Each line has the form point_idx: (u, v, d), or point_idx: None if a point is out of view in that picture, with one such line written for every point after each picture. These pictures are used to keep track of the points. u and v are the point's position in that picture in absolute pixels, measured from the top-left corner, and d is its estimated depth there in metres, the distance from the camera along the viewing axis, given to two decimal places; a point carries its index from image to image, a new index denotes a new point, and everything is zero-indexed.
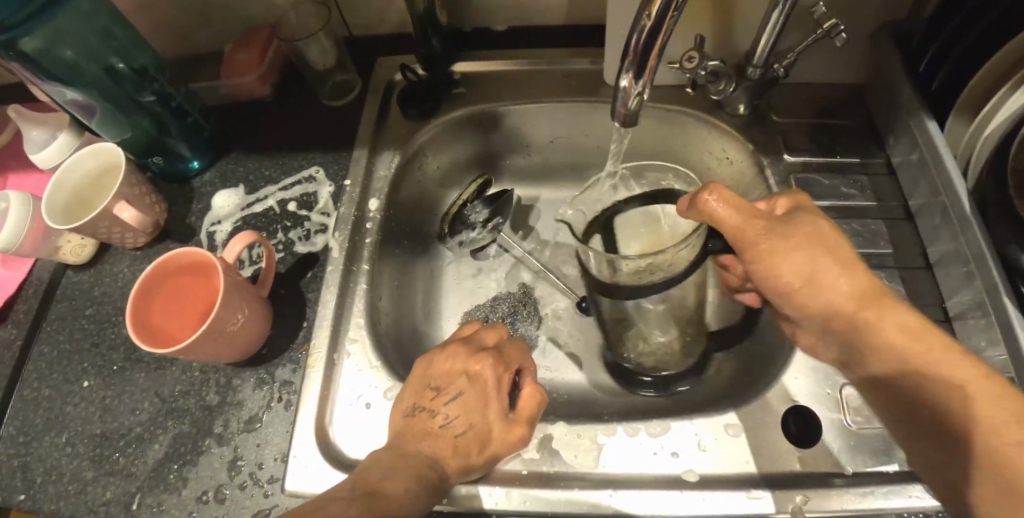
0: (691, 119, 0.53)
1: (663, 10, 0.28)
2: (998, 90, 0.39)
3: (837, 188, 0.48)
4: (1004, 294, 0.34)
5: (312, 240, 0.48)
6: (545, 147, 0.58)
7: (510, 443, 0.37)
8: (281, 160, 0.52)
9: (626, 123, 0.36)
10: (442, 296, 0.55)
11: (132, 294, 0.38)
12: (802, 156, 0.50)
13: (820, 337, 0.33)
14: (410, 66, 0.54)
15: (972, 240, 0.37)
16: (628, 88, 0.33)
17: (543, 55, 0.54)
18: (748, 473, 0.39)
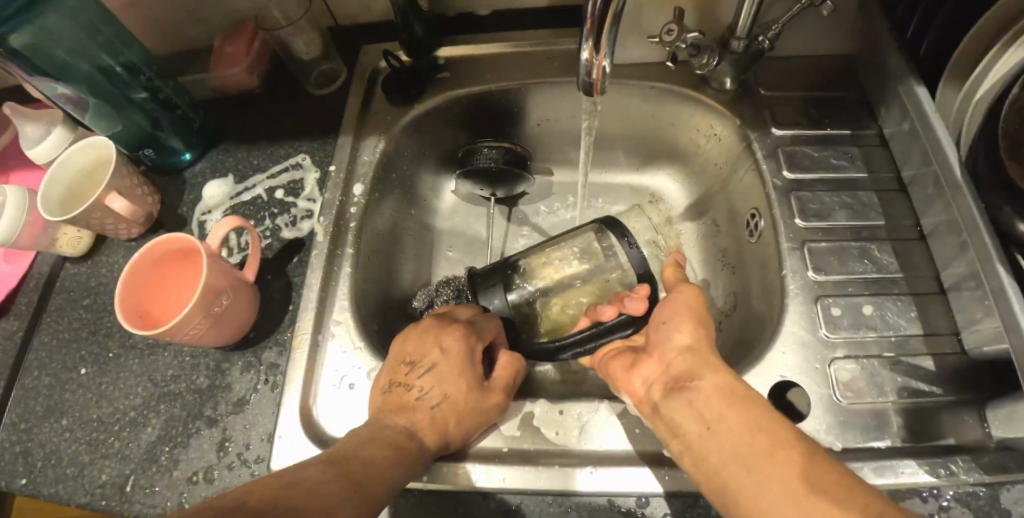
0: (676, 96, 0.51)
1: None
2: (988, 53, 0.40)
3: (830, 161, 0.49)
4: (998, 261, 0.36)
5: (299, 225, 0.49)
6: (532, 130, 0.57)
7: (488, 411, 0.37)
8: (269, 150, 0.53)
9: (597, 94, 0.35)
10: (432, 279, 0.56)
11: (122, 279, 0.41)
12: (797, 130, 0.49)
13: (669, 365, 0.37)
14: (393, 52, 0.53)
15: (966, 210, 0.39)
16: (591, 60, 0.32)
17: (526, 36, 0.54)
18: None
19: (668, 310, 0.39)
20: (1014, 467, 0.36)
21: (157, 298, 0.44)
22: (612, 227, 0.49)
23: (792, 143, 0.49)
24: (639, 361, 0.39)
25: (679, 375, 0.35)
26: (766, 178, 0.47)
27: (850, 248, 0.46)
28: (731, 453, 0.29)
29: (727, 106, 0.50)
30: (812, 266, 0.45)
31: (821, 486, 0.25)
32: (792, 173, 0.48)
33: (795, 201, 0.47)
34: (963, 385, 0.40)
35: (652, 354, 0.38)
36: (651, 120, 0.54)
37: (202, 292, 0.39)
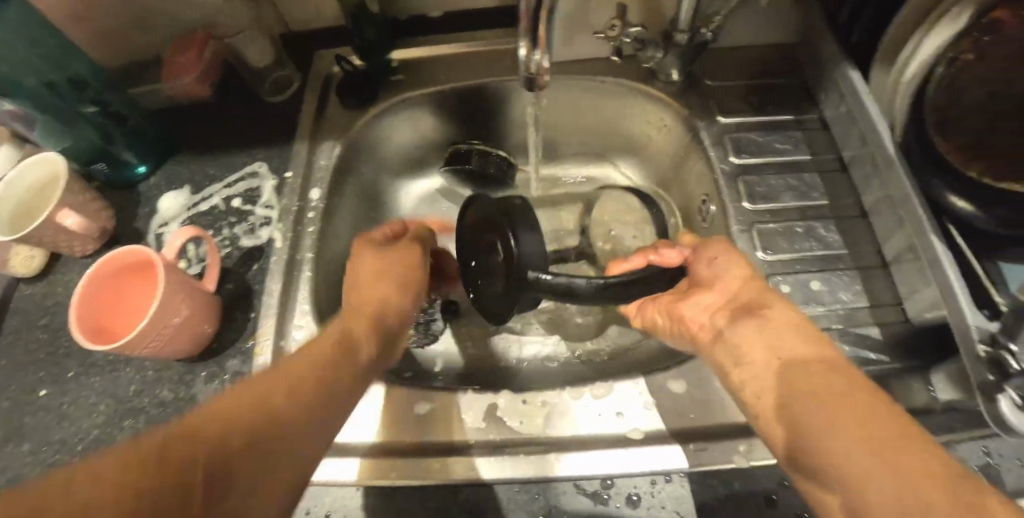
0: (626, 90, 0.53)
1: None
2: (912, 37, 0.43)
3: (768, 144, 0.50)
4: (931, 232, 0.38)
5: (257, 232, 0.49)
6: (487, 129, 0.58)
7: (405, 252, 0.41)
8: (225, 159, 0.53)
9: (535, 90, 0.37)
10: None
11: (75, 299, 0.40)
12: (739, 115, 0.51)
13: (727, 304, 0.38)
14: (346, 56, 0.54)
15: (898, 185, 0.41)
16: (527, 56, 0.34)
17: (478, 36, 0.55)
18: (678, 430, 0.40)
19: (717, 252, 0.40)
20: (957, 426, 0.38)
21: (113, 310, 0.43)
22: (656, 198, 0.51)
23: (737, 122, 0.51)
24: (697, 297, 0.40)
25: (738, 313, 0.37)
26: (714, 165, 0.49)
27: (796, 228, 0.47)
28: (804, 383, 0.30)
29: (675, 96, 0.51)
30: (760, 248, 0.46)
31: (877, 431, 0.25)
32: (738, 158, 0.49)
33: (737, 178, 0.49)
34: (905, 353, 0.42)
35: (709, 285, 0.40)
36: (603, 114, 0.56)
37: (158, 304, 0.38)
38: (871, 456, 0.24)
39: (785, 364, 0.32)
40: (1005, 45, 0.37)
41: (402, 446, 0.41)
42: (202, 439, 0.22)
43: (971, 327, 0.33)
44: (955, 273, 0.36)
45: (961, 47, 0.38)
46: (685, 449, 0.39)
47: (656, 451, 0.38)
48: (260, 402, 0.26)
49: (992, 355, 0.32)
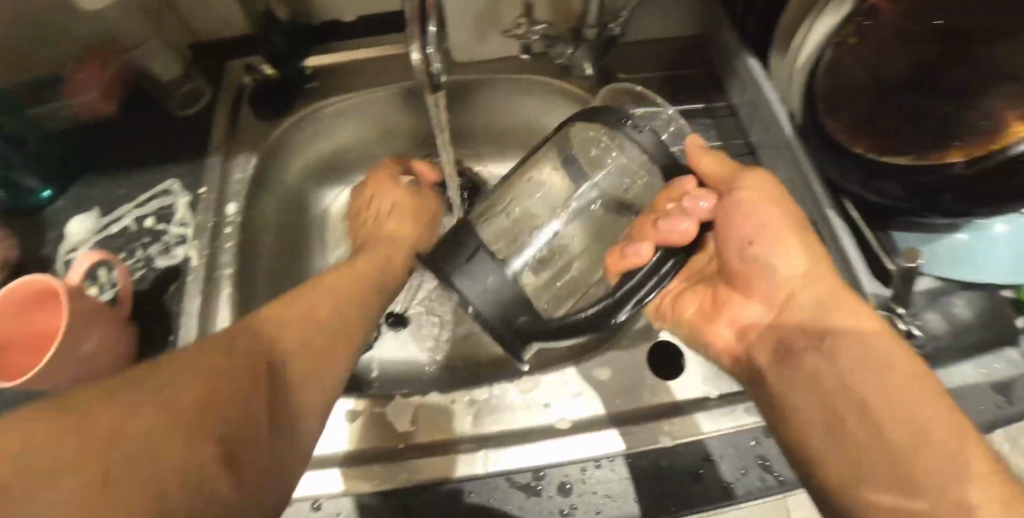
0: (541, 87, 0.54)
1: None
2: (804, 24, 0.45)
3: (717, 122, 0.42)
4: (829, 211, 0.41)
5: (172, 251, 0.47)
6: (409, 133, 0.58)
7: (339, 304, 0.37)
8: (135, 178, 0.51)
9: (433, 91, 0.39)
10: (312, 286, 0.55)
11: None
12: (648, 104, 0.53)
13: (791, 291, 0.34)
14: (257, 66, 0.53)
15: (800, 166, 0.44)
16: (419, 59, 0.36)
17: (391, 40, 0.54)
18: (598, 415, 0.42)
19: (755, 209, 0.34)
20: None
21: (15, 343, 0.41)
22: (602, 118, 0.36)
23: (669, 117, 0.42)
24: (761, 273, 0.35)
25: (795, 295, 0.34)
26: None
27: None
28: (845, 395, 0.30)
29: (591, 91, 0.52)
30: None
31: (908, 424, 0.27)
32: None
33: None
34: None
35: (761, 270, 0.35)
36: (522, 112, 0.56)
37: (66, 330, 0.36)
38: (923, 445, 0.26)
39: (824, 350, 0.32)
40: (882, 31, 0.38)
41: (333, 457, 0.40)
42: (191, 421, 0.23)
43: (870, 295, 0.37)
44: (853, 243, 0.40)
45: (844, 33, 0.39)
46: (617, 431, 0.40)
47: (585, 438, 0.40)
48: (253, 395, 0.27)
49: (888, 319, 0.37)
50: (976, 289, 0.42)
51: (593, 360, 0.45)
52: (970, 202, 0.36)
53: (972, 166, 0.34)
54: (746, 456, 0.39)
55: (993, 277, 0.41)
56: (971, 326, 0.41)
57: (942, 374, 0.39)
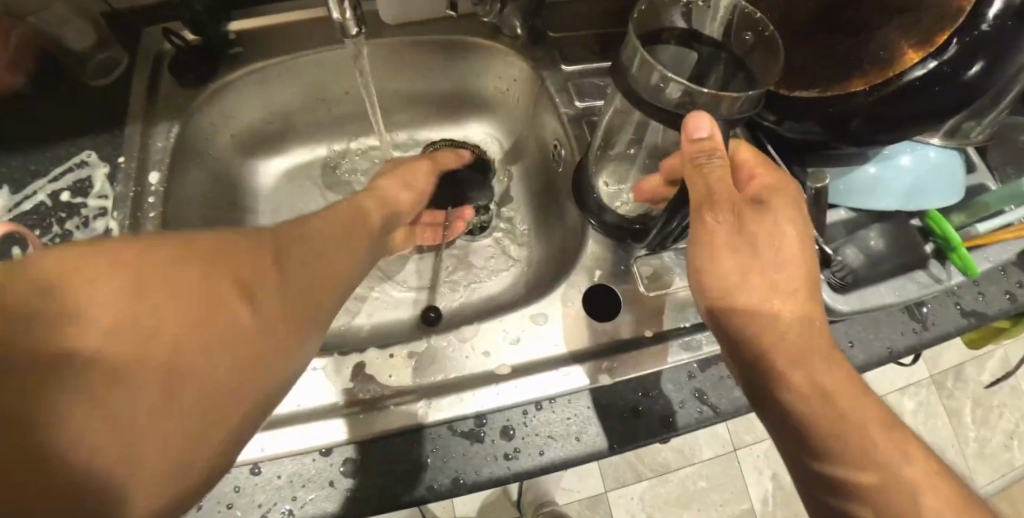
0: (469, 46, 0.53)
1: None
2: None
3: (731, 104, 0.33)
4: None
5: (92, 225, 0.45)
6: (342, 100, 0.57)
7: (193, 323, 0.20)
8: (47, 153, 0.48)
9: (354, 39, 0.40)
10: None
11: None
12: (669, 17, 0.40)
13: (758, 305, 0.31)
14: (176, 31, 0.51)
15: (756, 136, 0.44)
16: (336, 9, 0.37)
17: (316, 4, 0.53)
18: (560, 353, 0.42)
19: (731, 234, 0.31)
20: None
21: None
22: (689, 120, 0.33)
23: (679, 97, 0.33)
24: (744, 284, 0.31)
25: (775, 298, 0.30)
26: (560, 110, 0.50)
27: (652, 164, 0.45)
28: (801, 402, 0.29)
29: (521, 50, 0.53)
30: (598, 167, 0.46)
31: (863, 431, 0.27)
32: (581, 102, 0.50)
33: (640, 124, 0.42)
34: None
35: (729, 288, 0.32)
36: (456, 74, 0.56)
37: None
38: (867, 442, 0.27)
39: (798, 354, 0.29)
40: None
41: None
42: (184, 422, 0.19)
43: None
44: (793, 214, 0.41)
45: None
46: (554, 373, 0.41)
47: (526, 380, 0.40)
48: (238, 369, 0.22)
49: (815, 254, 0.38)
50: (886, 219, 0.44)
51: (534, 304, 0.44)
52: (871, 125, 0.38)
53: (870, 93, 0.37)
54: (683, 389, 0.40)
55: (884, 205, 0.43)
56: (885, 257, 0.43)
57: (857, 297, 0.43)
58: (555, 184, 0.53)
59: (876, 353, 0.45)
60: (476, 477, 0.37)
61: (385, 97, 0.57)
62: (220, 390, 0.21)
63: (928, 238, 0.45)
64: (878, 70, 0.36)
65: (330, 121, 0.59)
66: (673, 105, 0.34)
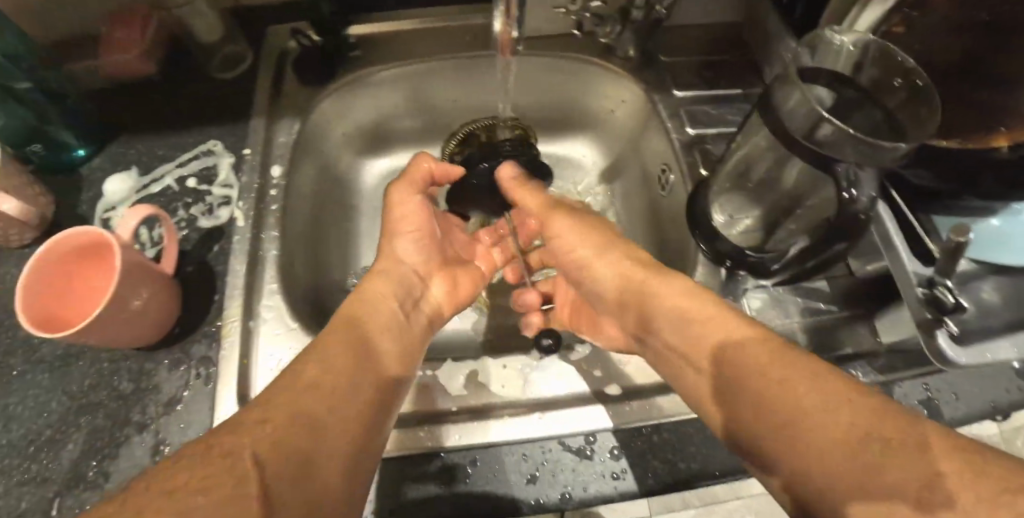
0: (583, 64, 0.54)
1: None
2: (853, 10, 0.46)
3: (874, 151, 0.33)
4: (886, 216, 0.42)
5: (216, 212, 0.47)
6: (449, 108, 0.58)
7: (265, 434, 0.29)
8: (174, 140, 0.51)
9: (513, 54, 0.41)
10: (356, 248, 0.56)
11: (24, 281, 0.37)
12: (811, 64, 0.40)
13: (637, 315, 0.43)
14: (302, 31, 0.53)
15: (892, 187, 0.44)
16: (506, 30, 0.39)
17: (436, 14, 0.55)
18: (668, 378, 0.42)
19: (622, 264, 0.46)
20: (900, 365, 0.45)
21: (63, 293, 0.40)
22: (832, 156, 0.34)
23: (833, 137, 0.34)
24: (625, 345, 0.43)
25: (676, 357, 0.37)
26: (671, 136, 0.51)
27: (781, 205, 0.45)
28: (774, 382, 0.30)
29: (632, 72, 0.53)
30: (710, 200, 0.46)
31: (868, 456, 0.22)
32: (693, 128, 0.51)
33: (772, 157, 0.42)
34: (853, 302, 0.48)
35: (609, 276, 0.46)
36: (564, 90, 0.57)
37: (122, 283, 0.36)
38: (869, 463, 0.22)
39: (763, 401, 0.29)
40: (933, 19, 0.42)
41: None
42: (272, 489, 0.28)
43: (910, 273, 0.40)
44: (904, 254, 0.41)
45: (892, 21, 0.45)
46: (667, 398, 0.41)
47: (635, 404, 0.41)
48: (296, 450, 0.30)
49: (929, 295, 0.38)
50: (1004, 274, 0.43)
51: None
52: (1007, 184, 0.38)
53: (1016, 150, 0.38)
54: None
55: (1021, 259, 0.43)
56: (999, 309, 0.41)
57: (976, 350, 0.38)
58: (662, 207, 0.53)
59: (983, 407, 0.44)
60: (585, 493, 0.37)
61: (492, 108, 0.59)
62: (331, 453, 0.32)
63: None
64: None
65: (433, 127, 0.60)
66: (806, 139, 0.35)
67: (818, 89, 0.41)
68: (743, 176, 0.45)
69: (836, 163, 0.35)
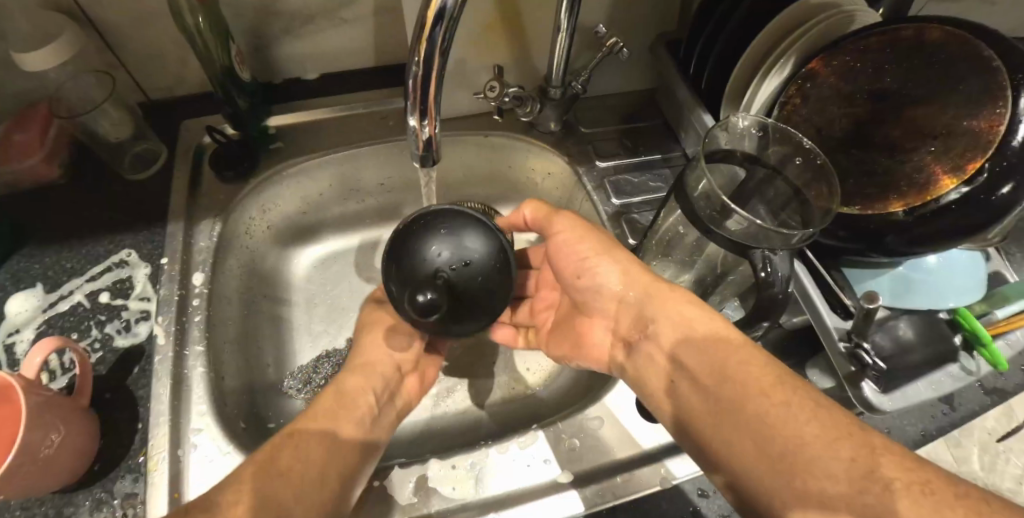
0: (507, 140, 0.56)
1: (430, 49, 0.27)
2: (755, 79, 0.50)
3: (783, 237, 0.34)
4: (802, 277, 0.45)
5: (134, 330, 0.45)
6: (377, 190, 0.59)
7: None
8: (84, 250, 0.48)
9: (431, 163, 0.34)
10: (291, 340, 0.54)
11: None
12: (722, 149, 0.41)
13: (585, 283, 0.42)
14: (218, 127, 0.52)
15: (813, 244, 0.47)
16: (418, 129, 0.32)
17: (357, 100, 0.56)
18: (619, 456, 0.42)
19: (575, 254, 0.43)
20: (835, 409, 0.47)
21: None
22: (752, 247, 0.35)
23: (744, 226, 0.35)
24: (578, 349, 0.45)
25: (580, 275, 0.42)
26: (598, 207, 0.52)
27: (705, 279, 0.45)
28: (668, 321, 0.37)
29: (555, 145, 0.56)
30: (641, 267, 0.48)
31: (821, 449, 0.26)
32: (618, 199, 0.53)
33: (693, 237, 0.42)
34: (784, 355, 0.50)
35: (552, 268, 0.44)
36: (489, 165, 0.59)
37: (29, 431, 0.33)
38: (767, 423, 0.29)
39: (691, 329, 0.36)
40: (823, 89, 0.46)
41: None
42: None
43: (831, 329, 0.43)
44: (821, 302, 0.44)
45: (790, 92, 0.47)
46: (611, 482, 0.40)
47: (590, 490, 0.40)
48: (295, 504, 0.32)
49: (850, 350, 0.41)
50: (914, 313, 0.45)
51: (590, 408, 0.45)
52: (908, 240, 0.40)
53: (911, 213, 0.40)
54: None
55: (930, 303, 0.44)
56: (915, 346, 0.43)
57: (900, 395, 0.41)
58: None
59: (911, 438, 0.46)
60: None
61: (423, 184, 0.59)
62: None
63: (955, 330, 0.44)
64: (916, 192, 0.40)
65: (364, 209, 0.60)
66: (728, 234, 0.35)
67: (731, 168, 0.42)
68: (668, 249, 0.46)
69: (752, 250, 0.35)
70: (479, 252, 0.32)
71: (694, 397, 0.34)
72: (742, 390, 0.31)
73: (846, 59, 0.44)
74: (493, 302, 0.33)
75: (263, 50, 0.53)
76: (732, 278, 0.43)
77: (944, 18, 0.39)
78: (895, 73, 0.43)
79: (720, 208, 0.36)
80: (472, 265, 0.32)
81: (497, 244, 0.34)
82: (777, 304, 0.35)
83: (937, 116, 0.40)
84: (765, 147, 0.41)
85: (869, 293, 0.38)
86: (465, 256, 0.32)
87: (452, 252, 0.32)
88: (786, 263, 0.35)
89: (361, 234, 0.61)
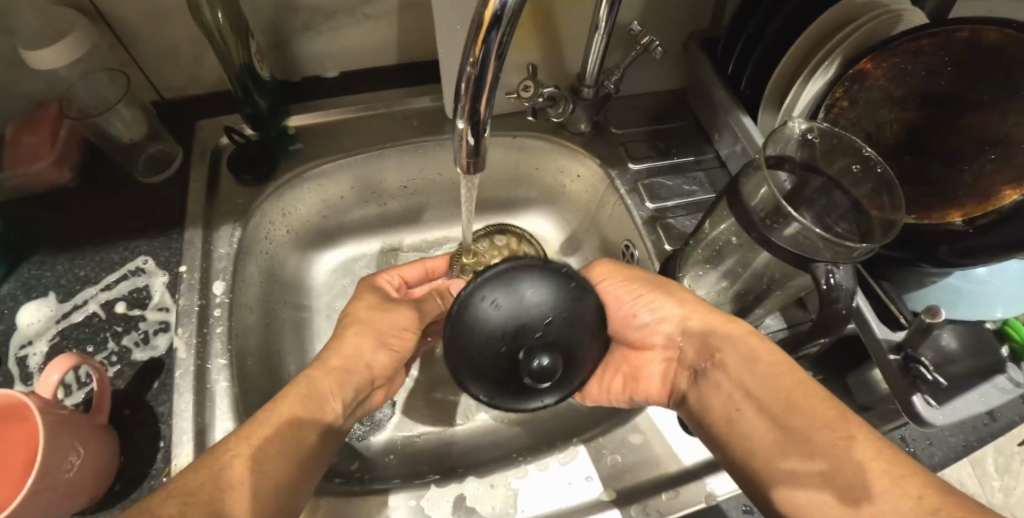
0: (535, 142, 0.54)
1: (487, 50, 0.25)
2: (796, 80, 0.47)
3: (847, 250, 0.32)
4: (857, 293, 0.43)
5: (153, 342, 0.43)
6: (399, 193, 0.56)
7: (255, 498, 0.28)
8: (98, 257, 0.46)
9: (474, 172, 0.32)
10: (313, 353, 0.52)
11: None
12: (774, 154, 0.39)
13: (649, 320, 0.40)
14: (235, 127, 0.49)
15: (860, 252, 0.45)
16: (465, 133, 0.30)
17: (380, 100, 0.54)
18: (663, 473, 0.40)
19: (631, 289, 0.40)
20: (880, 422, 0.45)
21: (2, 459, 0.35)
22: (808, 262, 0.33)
23: (800, 234, 0.34)
24: (633, 382, 0.41)
25: (634, 316, 0.41)
26: (632, 212, 0.50)
27: (750, 289, 0.43)
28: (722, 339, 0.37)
29: (586, 147, 0.54)
30: (681, 274, 0.46)
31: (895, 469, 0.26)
32: (653, 203, 0.51)
33: (742, 248, 0.41)
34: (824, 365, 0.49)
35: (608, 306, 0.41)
36: (516, 167, 0.57)
37: (48, 456, 0.31)
38: (831, 439, 0.28)
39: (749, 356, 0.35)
40: (871, 92, 0.43)
41: None
42: None
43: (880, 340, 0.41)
44: (868, 308, 0.42)
45: (836, 95, 0.43)
46: (657, 501, 0.38)
47: (635, 511, 0.38)
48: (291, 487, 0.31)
49: (902, 362, 0.39)
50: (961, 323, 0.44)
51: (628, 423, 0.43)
52: (961, 252, 0.40)
53: (971, 223, 0.40)
54: None
55: (975, 314, 0.43)
56: (959, 357, 0.41)
57: (950, 409, 0.38)
58: None
59: (957, 453, 0.45)
60: None
61: (447, 186, 0.57)
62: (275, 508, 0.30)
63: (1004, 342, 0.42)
64: (976, 202, 0.40)
65: (387, 212, 0.58)
66: (786, 243, 0.34)
67: (778, 173, 0.39)
68: (716, 257, 0.44)
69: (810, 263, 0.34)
70: (537, 310, 0.29)
71: (756, 425, 0.32)
72: (809, 419, 0.30)
73: (896, 61, 0.41)
74: (578, 361, 0.30)
75: (282, 47, 0.50)
76: (780, 289, 0.41)
77: (1003, 19, 0.35)
78: (953, 74, 0.40)
79: (779, 215, 0.34)
80: (526, 327, 0.29)
81: (563, 287, 0.30)
82: (840, 319, 0.34)
83: (996, 123, 0.39)
84: (816, 150, 0.40)
85: (929, 307, 0.36)
86: (518, 314, 0.29)
87: (511, 311, 0.29)
88: (850, 278, 0.33)
89: (384, 239, 0.59)
